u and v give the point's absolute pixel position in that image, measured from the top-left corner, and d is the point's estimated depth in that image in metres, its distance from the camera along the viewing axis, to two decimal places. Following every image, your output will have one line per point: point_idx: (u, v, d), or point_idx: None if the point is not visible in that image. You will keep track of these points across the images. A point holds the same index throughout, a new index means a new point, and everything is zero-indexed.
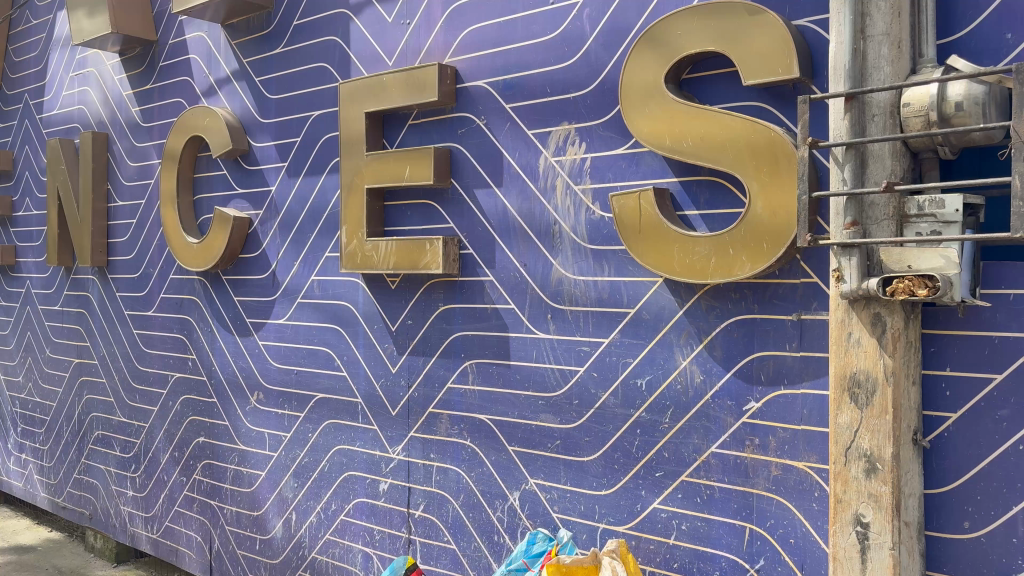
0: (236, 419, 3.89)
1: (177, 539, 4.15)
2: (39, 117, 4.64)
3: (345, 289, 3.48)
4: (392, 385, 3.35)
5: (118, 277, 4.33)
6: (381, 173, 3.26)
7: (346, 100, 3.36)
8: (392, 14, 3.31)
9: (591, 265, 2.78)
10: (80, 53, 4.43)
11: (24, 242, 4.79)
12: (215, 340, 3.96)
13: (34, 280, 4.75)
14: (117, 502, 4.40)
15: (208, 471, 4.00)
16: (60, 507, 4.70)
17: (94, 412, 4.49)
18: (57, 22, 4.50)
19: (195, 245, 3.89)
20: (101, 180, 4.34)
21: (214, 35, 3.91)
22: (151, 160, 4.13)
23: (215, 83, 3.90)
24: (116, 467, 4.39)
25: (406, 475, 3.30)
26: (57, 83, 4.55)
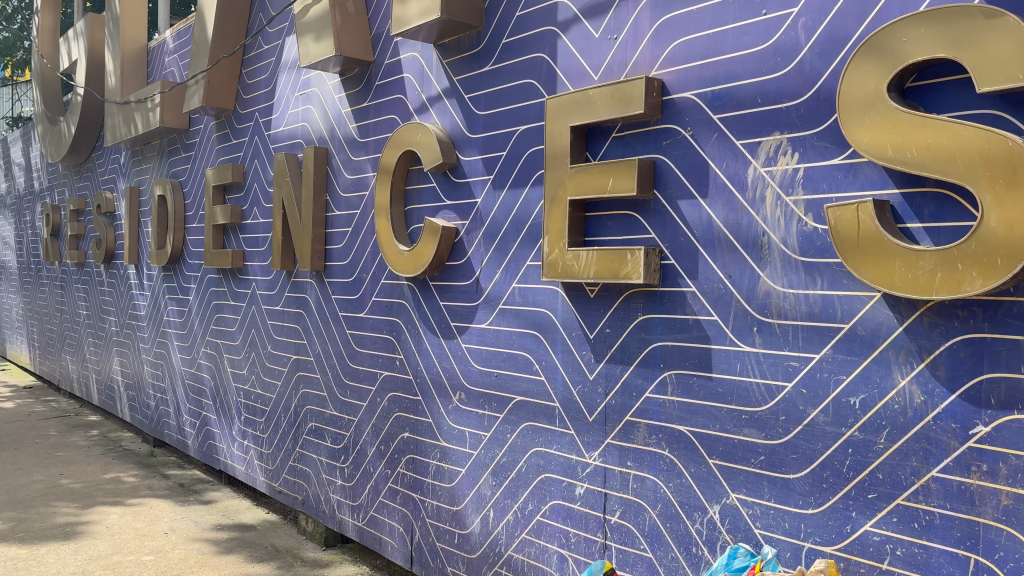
0: (439, 417, 4.10)
1: (381, 529, 4.41)
2: (268, 134, 5.10)
3: (545, 297, 3.59)
4: (591, 392, 3.41)
5: (334, 281, 4.68)
6: (585, 185, 3.33)
7: (552, 114, 3.47)
8: (599, 30, 3.38)
9: (802, 278, 2.72)
10: (305, 74, 4.82)
11: (251, 248, 5.26)
12: (421, 341, 4.19)
13: (259, 282, 5.21)
14: (327, 489, 4.73)
15: (411, 465, 4.23)
16: (276, 490, 5.12)
17: (309, 405, 4.87)
18: (286, 47, 4.92)
19: (406, 253, 4.14)
20: (321, 191, 4.71)
21: (426, 54, 4.13)
22: (366, 172, 4.44)
23: (427, 100, 4.13)
24: (327, 457, 4.73)
25: (603, 480, 3.36)
26: (284, 102, 4.98)
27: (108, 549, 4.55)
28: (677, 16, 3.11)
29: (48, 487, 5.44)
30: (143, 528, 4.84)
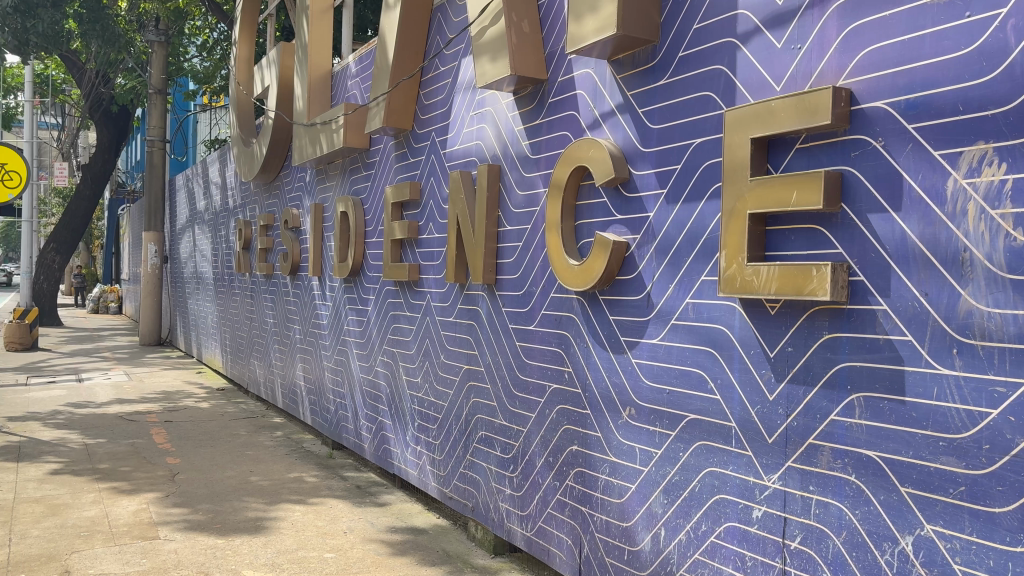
0: (608, 431, 4.08)
1: (550, 540, 4.44)
2: (444, 152, 5.29)
3: (721, 313, 3.49)
4: (770, 412, 3.28)
5: (505, 294, 4.77)
6: (765, 198, 3.21)
7: (731, 127, 3.37)
8: (782, 40, 3.28)
9: (1010, 297, 2.53)
10: (480, 94, 4.97)
11: (426, 262, 5.46)
12: (590, 355, 4.19)
13: (434, 295, 5.40)
14: (497, 498, 4.82)
15: (580, 478, 4.24)
16: (447, 496, 5.28)
17: (479, 414, 4.99)
18: (462, 68, 5.10)
19: (576, 267, 4.14)
20: (493, 207, 4.82)
21: (600, 70, 4.15)
22: (538, 188, 4.51)
23: (600, 116, 4.15)
24: (497, 466, 4.82)
25: (783, 504, 3.23)
26: (459, 122, 5.15)
27: (294, 544, 4.83)
28: (868, 22, 2.97)
29: (240, 483, 5.86)
30: (324, 526, 5.12)
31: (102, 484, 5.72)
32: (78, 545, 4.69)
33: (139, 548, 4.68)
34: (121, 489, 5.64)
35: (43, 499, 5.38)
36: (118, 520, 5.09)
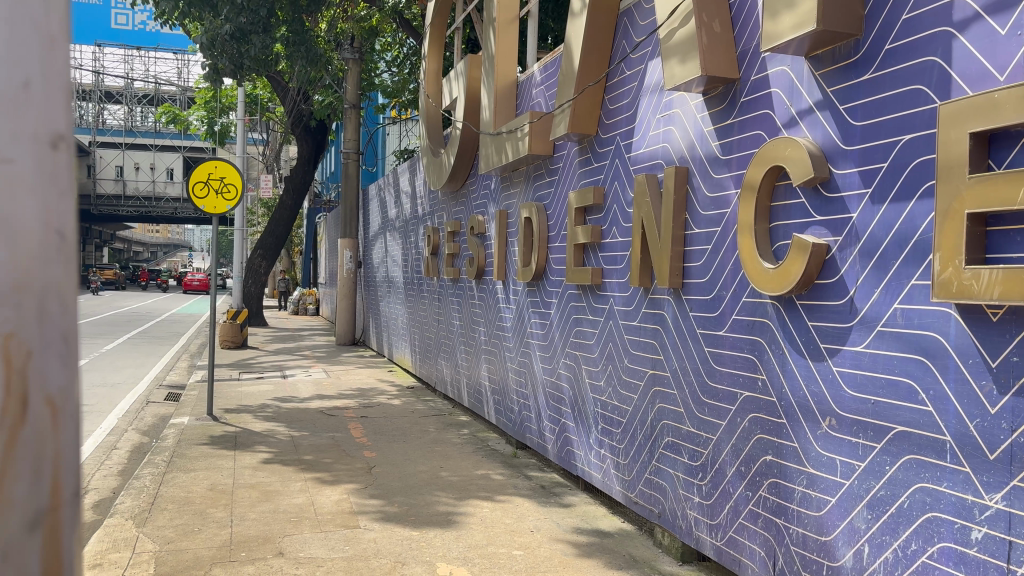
0: (805, 442, 3.90)
1: (741, 551, 4.31)
2: (629, 156, 5.29)
3: (935, 319, 3.26)
4: (991, 427, 3.01)
5: (693, 298, 4.69)
6: (987, 197, 2.97)
7: (946, 121, 3.14)
8: (1006, 26, 3.00)
9: None
10: (667, 96, 4.94)
11: (610, 266, 5.48)
12: (786, 362, 4.04)
13: (618, 299, 5.40)
14: (684, 505, 4.75)
15: (774, 489, 4.09)
16: (633, 501, 5.25)
17: (666, 420, 4.94)
18: (649, 71, 5.08)
19: (771, 271, 4.01)
20: (681, 210, 4.76)
21: (797, 67, 4.00)
22: (728, 190, 4.41)
23: (797, 114, 4.00)
24: (685, 473, 4.75)
25: (1006, 526, 2.94)
26: (645, 125, 5.14)
27: (484, 539, 4.98)
28: None
29: (431, 478, 6.11)
30: (511, 524, 5.24)
31: (307, 474, 6.14)
32: (289, 529, 5.07)
33: (342, 535, 4.99)
34: (323, 479, 6.03)
35: (258, 485, 5.86)
36: (322, 508, 5.46)
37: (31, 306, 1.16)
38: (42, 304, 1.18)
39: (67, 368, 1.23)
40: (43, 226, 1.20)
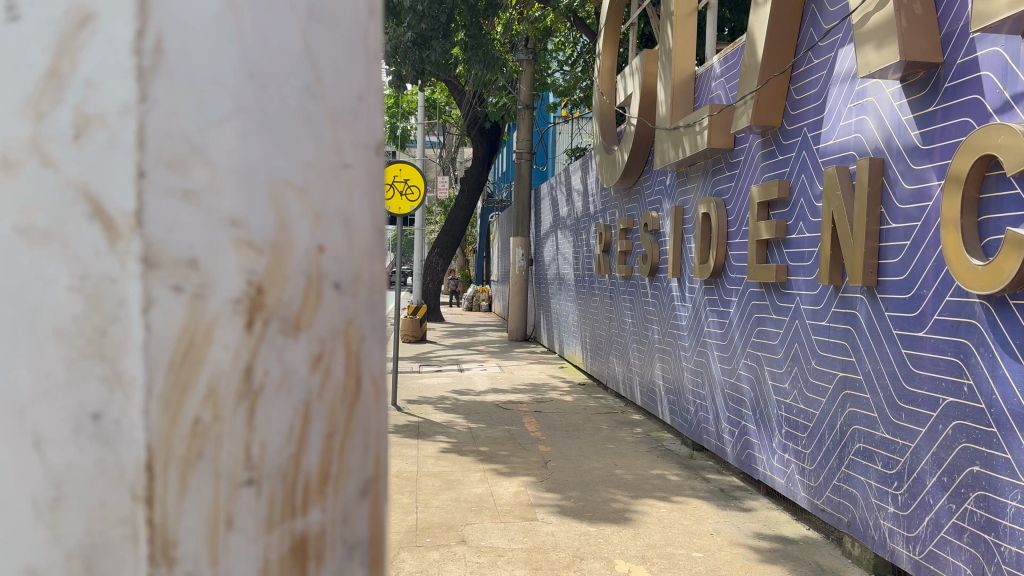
0: (1020, 453, 3.56)
1: (942, 566, 4.01)
2: (817, 148, 5.08)
3: None
4: None
5: (888, 297, 4.43)
6: None
7: None
8: None
9: None
10: (860, 84, 4.70)
11: (796, 263, 5.28)
12: (997, 367, 3.71)
13: (804, 297, 5.20)
14: (877, 515, 4.49)
15: (983, 502, 3.76)
16: (819, 508, 5.04)
17: (857, 425, 4.70)
18: (839, 58, 4.86)
19: (980, 268, 3.70)
20: (875, 204, 4.51)
21: (1012, 47, 3.64)
22: (930, 181, 4.14)
23: (1011, 98, 3.64)
24: (878, 481, 4.50)
25: None
26: (835, 115, 4.92)
27: (662, 539, 4.94)
28: None
29: (607, 475, 6.12)
30: (690, 525, 5.17)
31: (485, 465, 6.33)
32: (471, 518, 5.24)
33: (522, 527, 5.10)
34: (501, 471, 6.19)
35: (440, 474, 6.09)
36: (501, 499, 5.60)
37: (363, 294, 1.11)
38: (370, 296, 1.12)
39: (385, 353, 1.16)
40: (372, 222, 1.13)
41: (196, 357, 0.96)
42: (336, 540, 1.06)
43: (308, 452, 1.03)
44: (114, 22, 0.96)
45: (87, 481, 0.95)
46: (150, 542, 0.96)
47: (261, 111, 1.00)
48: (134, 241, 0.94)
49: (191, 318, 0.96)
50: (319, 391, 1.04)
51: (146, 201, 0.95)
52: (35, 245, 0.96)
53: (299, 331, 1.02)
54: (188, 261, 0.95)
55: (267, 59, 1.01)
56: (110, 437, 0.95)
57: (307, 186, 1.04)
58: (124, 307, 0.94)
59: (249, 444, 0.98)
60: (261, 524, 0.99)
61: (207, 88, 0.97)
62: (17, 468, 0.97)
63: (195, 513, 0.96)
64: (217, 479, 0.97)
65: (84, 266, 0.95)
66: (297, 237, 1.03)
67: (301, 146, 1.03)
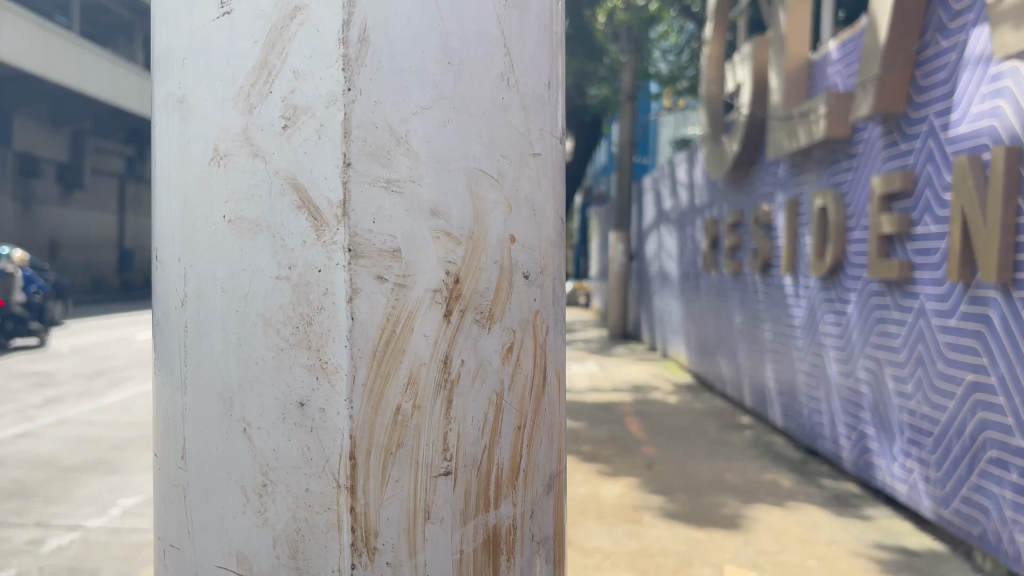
0: None
1: None
2: (945, 138, 4.78)
3: None
4: None
5: None
6: None
7: None
8: None
9: None
10: (994, 67, 4.38)
11: (921, 258, 5.02)
12: None
13: (930, 296, 4.93)
14: (1012, 528, 4.16)
15: None
16: (947, 519, 4.78)
17: (990, 432, 4.38)
18: (971, 41, 4.59)
19: None
20: (1011, 196, 4.15)
21: None
22: None
23: None
24: (1013, 493, 4.13)
25: None
26: (966, 102, 4.61)
27: (774, 546, 4.79)
28: None
29: (714, 479, 5.99)
30: (804, 533, 4.99)
31: (589, 465, 6.30)
32: (575, 519, 5.22)
33: (627, 529, 5.05)
34: (605, 472, 6.15)
35: None
36: (605, 500, 5.56)
37: (547, 285, 1.34)
38: (552, 287, 1.36)
39: (561, 344, 1.40)
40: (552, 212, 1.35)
41: (399, 345, 1.14)
42: (523, 534, 1.27)
43: (499, 444, 1.23)
44: (322, 14, 1.13)
45: (297, 467, 1.14)
46: (353, 531, 1.13)
47: (461, 99, 1.19)
48: (339, 231, 1.13)
49: (393, 308, 1.14)
50: (508, 385, 1.24)
51: (350, 190, 1.13)
52: (244, 235, 1.18)
53: (490, 323, 1.22)
54: (391, 251, 1.14)
55: (465, 46, 1.20)
56: (317, 424, 1.13)
57: (501, 175, 1.23)
58: (329, 297, 1.13)
59: (446, 435, 1.17)
60: (457, 516, 1.18)
61: (417, 75, 1.16)
62: (230, 452, 1.18)
63: (395, 502, 1.14)
64: (418, 470, 1.16)
65: (293, 256, 1.15)
66: (492, 227, 1.23)
67: (494, 130, 1.23)
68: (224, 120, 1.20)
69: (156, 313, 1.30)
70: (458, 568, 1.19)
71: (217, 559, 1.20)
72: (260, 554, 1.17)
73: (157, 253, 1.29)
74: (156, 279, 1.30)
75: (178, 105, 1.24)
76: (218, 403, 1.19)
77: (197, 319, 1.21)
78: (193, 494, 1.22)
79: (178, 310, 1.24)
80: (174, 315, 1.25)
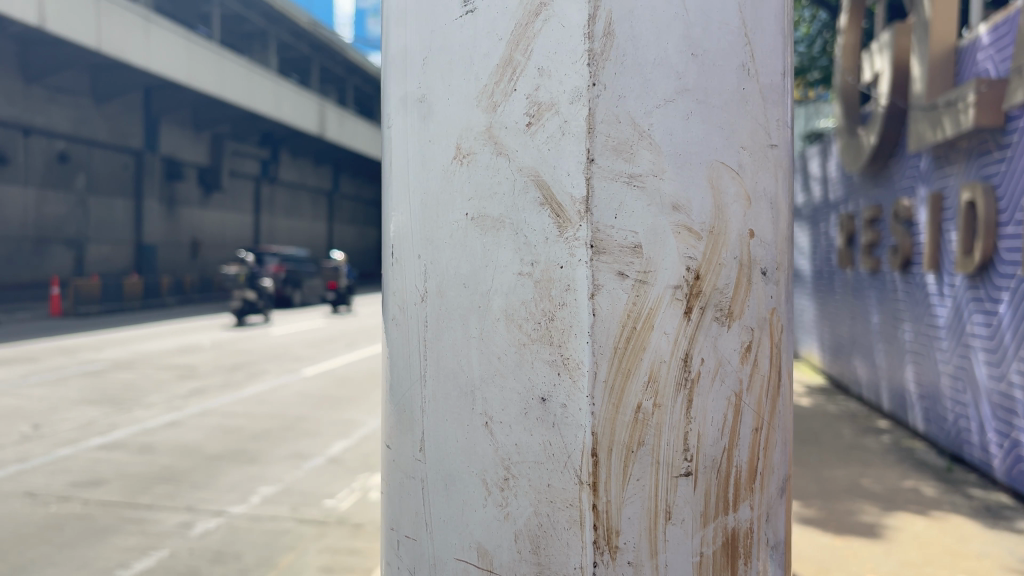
0: None
1: None
2: None
3: None
4: None
5: None
6: None
7: None
8: None
9: None
10: None
11: None
12: None
13: None
14: None
15: None
16: None
17: None
18: None
19: None
20: None
21: None
22: None
23: None
24: None
25: None
26: None
27: (920, 558, 4.54)
28: None
29: (852, 485, 5.75)
30: (953, 545, 4.72)
31: None
32: None
33: None
34: None
35: None
36: None
37: (782, 282, 1.29)
38: (786, 281, 1.31)
39: (791, 350, 1.34)
40: (785, 199, 1.31)
41: (640, 342, 1.15)
42: (762, 538, 1.24)
43: (740, 447, 1.21)
44: (567, 9, 1.16)
45: (536, 458, 1.17)
46: (595, 529, 1.15)
47: (702, 92, 1.19)
48: (581, 226, 1.15)
49: (634, 304, 1.15)
50: (748, 384, 1.22)
51: (593, 185, 1.15)
52: (488, 230, 1.21)
53: (731, 321, 1.21)
54: (631, 246, 1.15)
55: (708, 37, 1.20)
56: (558, 420, 1.16)
57: (742, 167, 1.22)
58: (570, 292, 1.15)
59: (687, 434, 1.17)
60: (699, 517, 1.18)
61: (655, 73, 1.17)
62: (470, 445, 1.22)
63: (637, 503, 1.15)
64: (659, 468, 1.16)
65: (536, 252, 1.17)
66: (732, 221, 1.22)
67: (735, 124, 1.22)
68: (469, 120, 1.23)
69: (395, 309, 1.34)
70: (698, 569, 1.18)
71: (455, 550, 1.24)
72: (501, 548, 1.20)
73: (392, 249, 1.35)
74: (391, 274, 1.36)
75: (418, 105, 1.29)
76: (460, 396, 1.23)
77: (439, 313, 1.26)
78: (430, 485, 1.27)
79: (418, 305, 1.29)
80: (412, 310, 1.30)
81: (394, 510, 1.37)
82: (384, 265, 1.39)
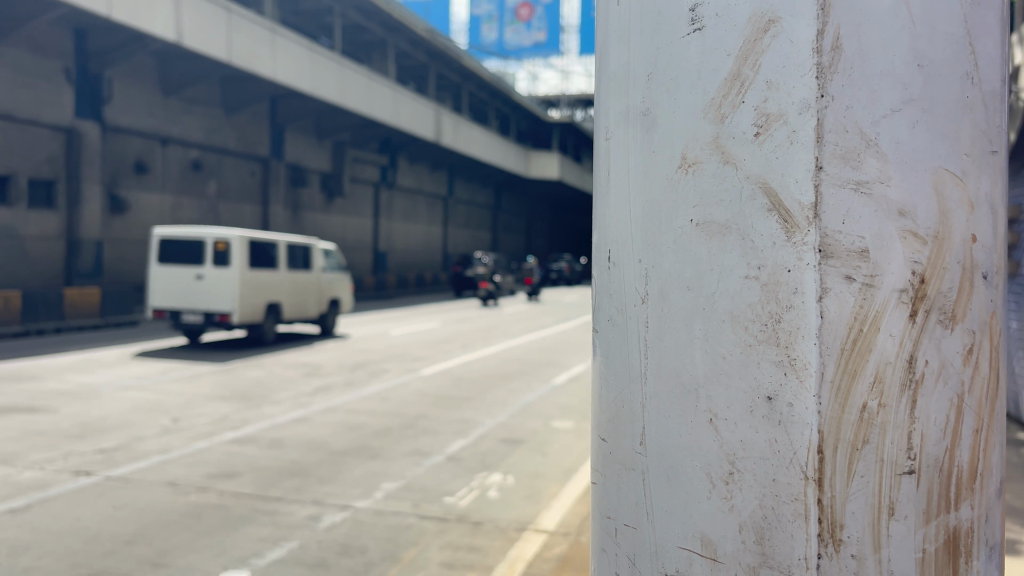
0: None
1: None
2: None
3: None
4: None
5: None
6: None
7: None
8: None
9: None
10: None
11: None
12: None
13: None
14: None
15: None
16: None
17: None
18: None
19: None
20: None
21: None
22: None
23: None
24: None
25: None
26: None
27: None
28: None
29: None
30: None
31: None
32: None
33: None
34: None
35: None
36: None
37: (999, 287, 1.29)
38: (1005, 284, 1.31)
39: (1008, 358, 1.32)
40: (1005, 205, 1.31)
41: (868, 343, 1.17)
42: (979, 538, 1.25)
43: (960, 446, 1.23)
44: (796, 26, 1.20)
45: (762, 456, 1.21)
46: (819, 522, 1.18)
47: (928, 101, 1.20)
48: (810, 232, 1.18)
49: (860, 308, 1.17)
50: (969, 386, 1.23)
51: (822, 192, 1.18)
52: (713, 237, 1.26)
53: (953, 324, 1.22)
54: (859, 251, 1.18)
55: (933, 46, 1.21)
56: (785, 419, 1.19)
57: (964, 174, 1.23)
58: (798, 296, 1.18)
59: (911, 433, 1.19)
60: (921, 515, 1.21)
61: (886, 80, 1.19)
62: (694, 441, 1.27)
63: (861, 498, 1.18)
64: (884, 466, 1.19)
65: (763, 257, 1.21)
66: (954, 226, 1.22)
67: (958, 130, 1.22)
68: (693, 128, 1.28)
69: (611, 310, 1.42)
70: (920, 567, 1.21)
71: (680, 540, 1.30)
72: (726, 538, 1.25)
73: (610, 253, 1.43)
74: (607, 278, 1.44)
75: (642, 118, 1.35)
76: (683, 394, 1.28)
77: (661, 317, 1.31)
78: (650, 478, 1.34)
79: (637, 307, 1.35)
80: (632, 311, 1.36)
81: (610, 502, 1.44)
82: (599, 264, 1.47)
